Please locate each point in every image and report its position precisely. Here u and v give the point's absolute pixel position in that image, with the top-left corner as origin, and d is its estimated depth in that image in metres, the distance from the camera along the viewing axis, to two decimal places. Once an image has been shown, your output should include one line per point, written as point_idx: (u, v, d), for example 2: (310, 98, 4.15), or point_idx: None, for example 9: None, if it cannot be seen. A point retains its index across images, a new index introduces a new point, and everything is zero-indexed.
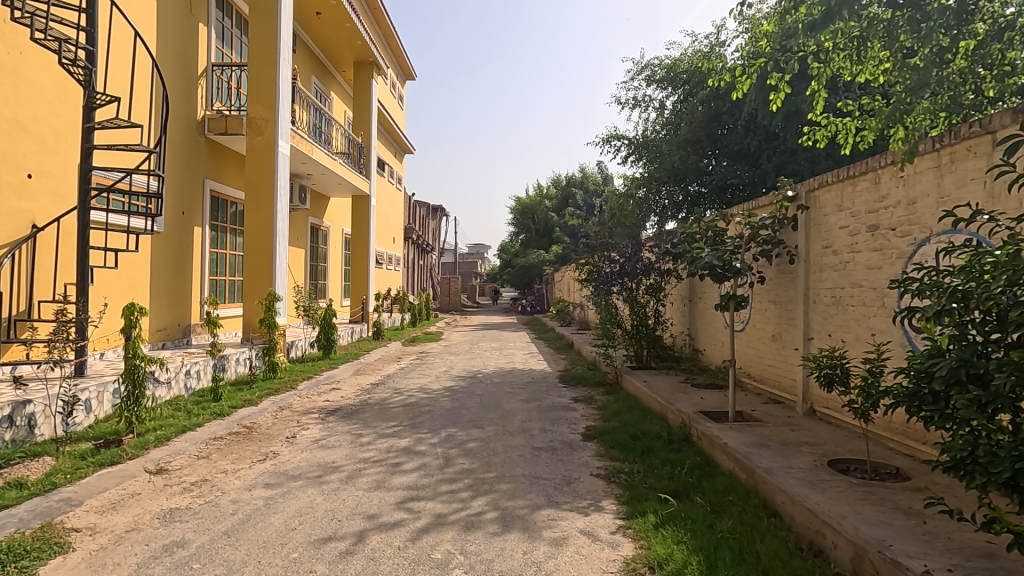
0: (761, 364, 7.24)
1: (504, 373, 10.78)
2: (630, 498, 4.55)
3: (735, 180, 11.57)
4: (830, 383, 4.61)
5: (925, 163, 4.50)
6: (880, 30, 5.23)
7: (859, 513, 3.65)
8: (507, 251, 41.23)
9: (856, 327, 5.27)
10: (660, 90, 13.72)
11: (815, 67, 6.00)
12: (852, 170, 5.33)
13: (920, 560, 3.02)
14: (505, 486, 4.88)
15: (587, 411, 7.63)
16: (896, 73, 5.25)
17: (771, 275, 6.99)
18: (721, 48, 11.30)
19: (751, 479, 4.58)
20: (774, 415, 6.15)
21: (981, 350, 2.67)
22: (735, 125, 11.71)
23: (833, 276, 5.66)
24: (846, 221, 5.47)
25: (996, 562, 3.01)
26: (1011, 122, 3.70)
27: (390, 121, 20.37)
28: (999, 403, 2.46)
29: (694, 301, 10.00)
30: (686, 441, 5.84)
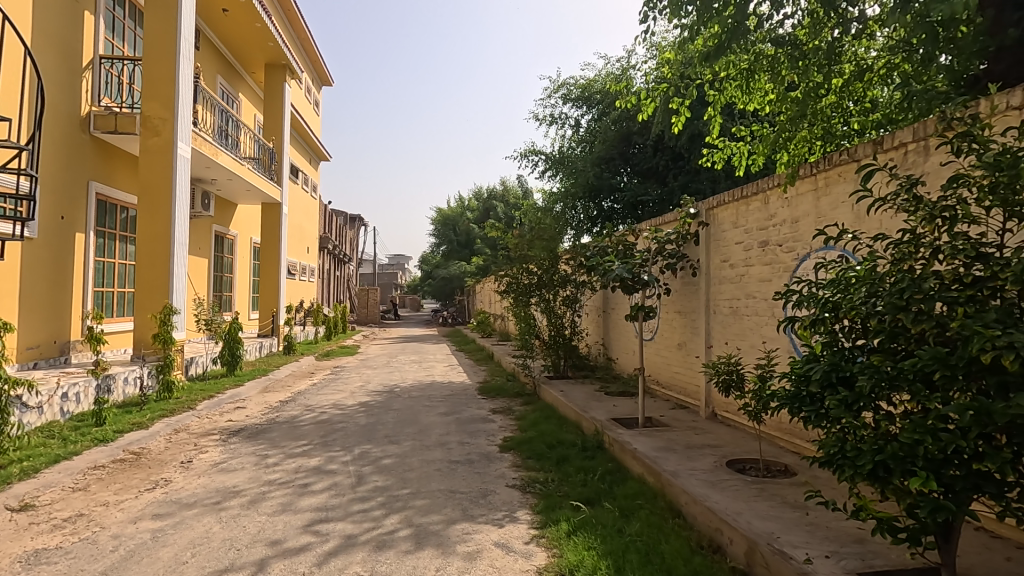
0: (669, 371, 7.61)
1: (422, 386, 10.59)
2: (544, 507, 4.61)
3: (644, 197, 12.17)
4: (727, 387, 4.95)
5: (805, 186, 4.96)
6: (765, 64, 5.56)
7: (753, 508, 3.94)
8: (427, 262, 40.77)
9: (751, 335, 5.68)
10: (576, 108, 14.21)
11: (712, 94, 6.32)
12: (746, 190, 5.79)
13: (802, 549, 3.34)
14: (419, 502, 4.78)
15: (505, 422, 7.66)
16: (780, 104, 5.70)
17: (677, 287, 7.40)
18: (632, 71, 11.82)
19: (658, 483, 4.79)
20: (680, 419, 6.49)
21: (849, 355, 2.97)
22: (644, 144, 12.29)
23: (731, 289, 6.09)
24: (741, 237, 5.92)
25: (866, 546, 3.38)
26: (872, 151, 4.18)
27: (305, 126, 19.60)
28: (862, 402, 2.74)
29: (607, 311, 10.37)
30: (599, 448, 6.00)
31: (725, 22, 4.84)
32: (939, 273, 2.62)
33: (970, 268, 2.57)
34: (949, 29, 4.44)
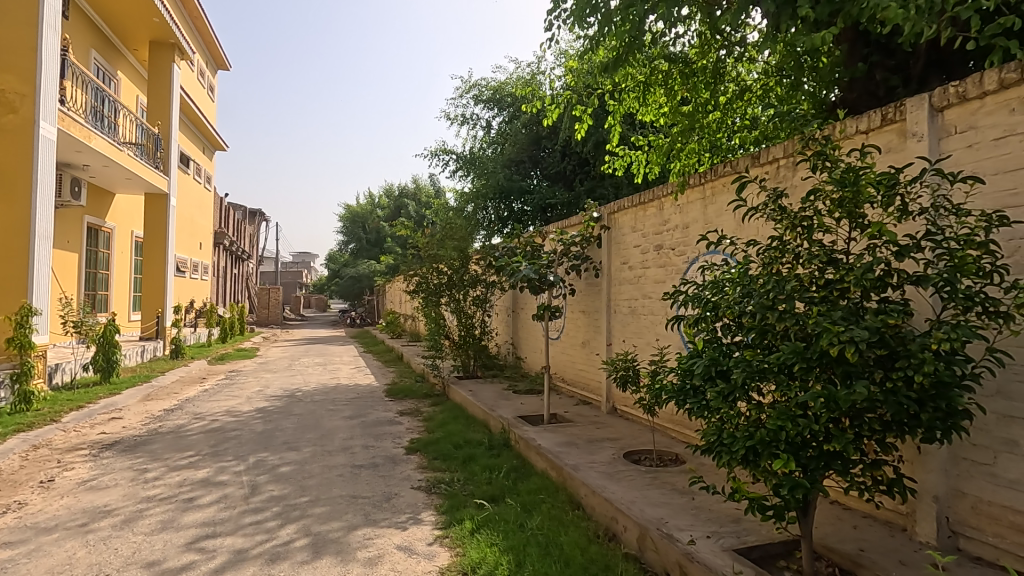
0: (573, 368, 7.87)
1: (326, 389, 10.17)
2: (449, 507, 4.60)
3: (552, 200, 12.49)
4: (625, 382, 5.23)
5: (694, 195, 5.34)
6: (659, 78, 5.89)
7: (645, 496, 4.19)
8: (334, 261, 39.21)
9: (647, 334, 6.03)
10: (487, 110, 14.31)
11: (612, 104, 6.61)
12: (643, 196, 6.14)
13: (687, 531, 3.61)
14: (319, 510, 4.60)
15: (412, 424, 7.55)
16: (673, 116, 6.08)
17: (581, 287, 7.69)
18: (542, 77, 12.10)
19: (560, 477, 4.95)
20: (583, 415, 6.75)
21: (726, 350, 3.25)
22: (553, 149, 12.64)
23: (629, 289, 6.42)
24: (639, 241, 6.26)
25: (741, 525, 3.72)
26: (750, 165, 4.59)
27: (198, 112, 18.13)
28: (736, 393, 3.01)
29: (516, 311, 10.55)
30: (505, 446, 6.10)
31: (622, 36, 5.06)
32: (798, 276, 2.94)
33: (824, 271, 2.91)
34: (814, 58, 4.95)
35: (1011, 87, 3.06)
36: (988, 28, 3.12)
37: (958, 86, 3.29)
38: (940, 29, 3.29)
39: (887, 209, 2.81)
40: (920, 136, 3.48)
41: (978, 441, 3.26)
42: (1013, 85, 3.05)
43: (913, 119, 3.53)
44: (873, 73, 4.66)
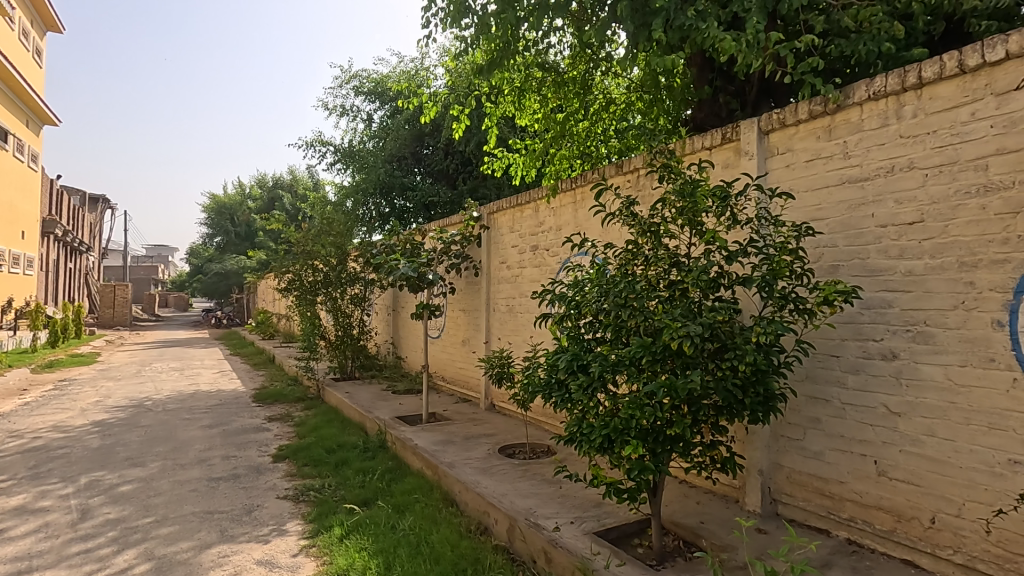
0: (453, 367, 7.90)
1: (182, 397, 9.22)
2: (317, 515, 4.41)
3: (435, 198, 12.43)
4: (500, 379, 5.37)
5: (566, 199, 5.61)
6: (533, 84, 6.10)
7: (516, 489, 4.34)
8: (197, 255, 35.64)
9: (522, 331, 6.23)
10: (368, 102, 13.87)
11: (488, 106, 6.72)
12: (520, 198, 6.33)
13: (553, 518, 3.80)
14: (165, 530, 4.16)
15: (282, 430, 7.10)
16: (546, 123, 6.33)
17: (461, 286, 7.75)
18: (424, 73, 11.98)
19: (435, 475, 4.95)
20: (461, 413, 6.81)
21: (587, 346, 3.47)
22: (436, 147, 12.58)
23: (507, 288, 6.60)
24: (516, 241, 6.45)
25: (602, 508, 3.99)
26: (613, 173, 4.92)
27: (19, 78, 15.51)
28: (595, 385, 3.22)
29: (397, 310, 10.36)
30: (381, 448, 5.96)
31: (498, 40, 5.14)
32: (647, 277, 3.22)
33: (669, 273, 3.21)
34: (669, 78, 5.42)
35: (817, 117, 3.61)
36: (799, 65, 3.66)
37: (779, 113, 3.82)
38: (765, 63, 3.78)
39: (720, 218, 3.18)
40: (751, 155, 3.98)
41: (791, 419, 3.81)
42: (819, 115, 3.61)
43: (746, 140, 4.03)
44: (716, 95, 5.11)
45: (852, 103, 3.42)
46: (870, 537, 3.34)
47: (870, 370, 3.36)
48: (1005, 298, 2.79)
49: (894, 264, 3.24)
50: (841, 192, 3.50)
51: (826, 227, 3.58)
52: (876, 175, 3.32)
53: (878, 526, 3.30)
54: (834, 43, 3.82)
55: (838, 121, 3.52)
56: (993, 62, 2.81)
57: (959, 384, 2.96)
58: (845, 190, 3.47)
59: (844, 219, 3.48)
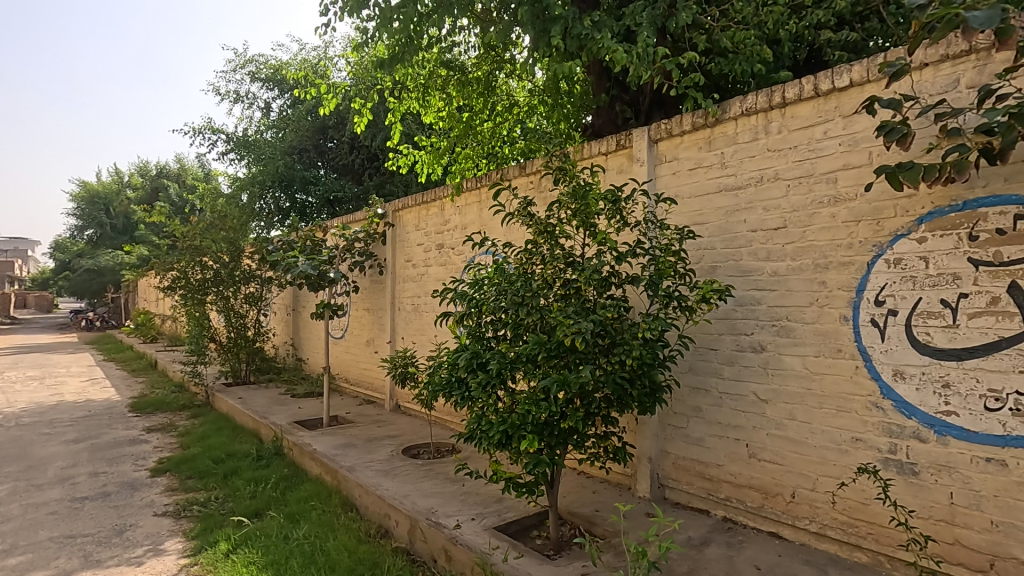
0: (357, 368, 7.66)
1: (42, 409, 8.18)
2: (200, 530, 4.09)
3: (338, 193, 12.00)
4: (403, 379, 5.29)
5: (471, 198, 5.63)
6: (438, 82, 6.06)
7: (418, 489, 4.30)
8: (64, 250, 31.74)
9: (427, 330, 6.18)
10: (265, 90, 13.08)
11: (391, 102, 6.58)
12: (425, 196, 6.27)
13: (454, 516, 3.81)
14: (14, 560, 3.68)
15: (163, 441, 6.52)
16: (451, 121, 6.30)
17: (365, 285, 7.54)
18: (327, 63, 11.52)
19: (334, 480, 4.78)
20: (364, 415, 6.63)
21: (487, 343, 3.51)
22: (340, 140, 12.13)
23: (413, 287, 6.51)
24: (422, 239, 6.38)
25: (502, 503, 4.05)
26: (516, 174, 5.01)
27: None
28: (494, 381, 3.27)
29: (297, 310, 9.86)
30: (276, 455, 5.65)
31: (401, 35, 5.05)
32: (544, 276, 3.32)
33: (564, 272, 3.33)
34: (569, 83, 5.61)
35: (699, 129, 3.91)
36: (684, 80, 3.96)
37: (666, 124, 4.08)
38: (654, 75, 4.03)
39: (611, 220, 3.36)
40: (642, 161, 4.23)
41: (676, 409, 4.08)
42: (700, 127, 3.91)
43: (637, 148, 4.27)
44: (613, 103, 5.34)
45: (728, 118, 3.73)
46: (742, 513, 3.67)
47: (743, 361, 3.69)
48: (849, 296, 3.18)
49: (763, 265, 3.57)
50: (719, 199, 3.81)
51: (706, 231, 3.88)
52: (748, 184, 3.64)
53: (750, 503, 3.63)
54: (714, 61, 4.16)
55: (716, 133, 3.82)
56: (841, 87, 3.18)
57: (814, 372, 3.33)
58: (722, 197, 3.79)
59: (722, 223, 3.79)
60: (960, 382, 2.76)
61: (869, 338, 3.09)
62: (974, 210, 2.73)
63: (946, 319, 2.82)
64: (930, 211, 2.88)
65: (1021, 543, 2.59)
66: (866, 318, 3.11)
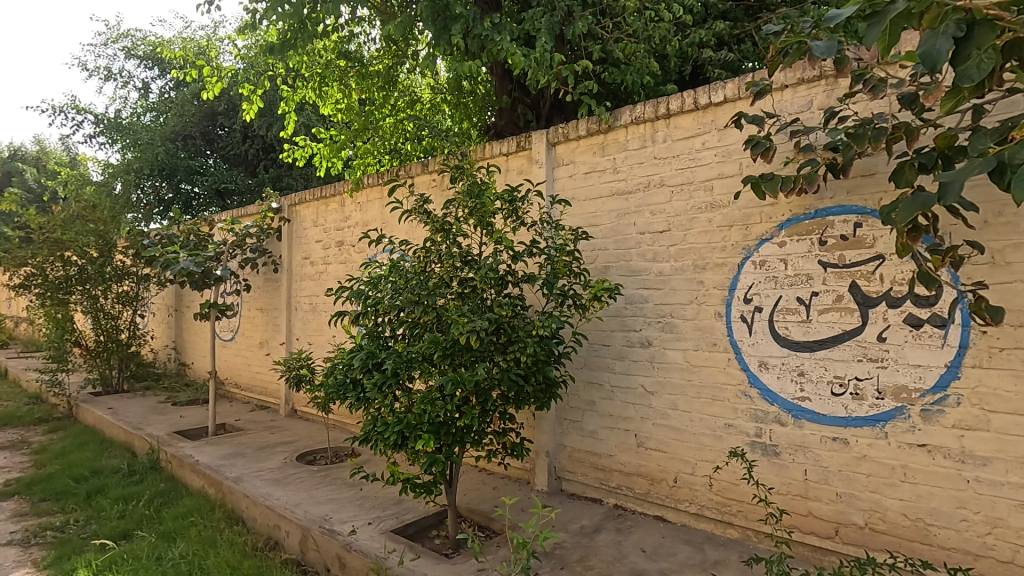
0: (249, 372, 7.19)
1: None
2: (54, 559, 3.64)
3: (230, 185, 11.23)
4: (298, 382, 5.05)
5: (372, 194, 5.48)
6: (336, 72, 5.84)
7: (312, 497, 4.12)
8: None
9: (326, 331, 5.94)
10: (144, 68, 11.89)
11: (285, 90, 6.24)
12: (324, 191, 6.01)
13: (349, 522, 3.69)
14: None
15: (12, 460, 5.73)
16: (350, 114, 6.10)
17: (258, 283, 7.09)
18: (217, 44, 10.70)
19: (218, 493, 4.45)
20: (256, 421, 6.24)
21: (383, 343, 3.44)
22: (232, 128, 11.32)
23: (310, 285, 6.22)
24: (320, 235, 6.12)
25: (401, 504, 3.98)
26: (419, 171, 4.95)
27: None
28: (390, 382, 3.22)
29: (180, 310, 9.07)
30: (152, 469, 5.17)
31: (294, 21, 4.82)
32: (440, 274, 3.31)
33: (460, 270, 3.34)
34: (472, 83, 5.64)
35: (593, 134, 4.08)
36: (580, 87, 4.14)
37: (564, 128, 4.22)
38: (551, 80, 4.15)
39: (507, 220, 3.42)
40: (541, 163, 4.34)
41: (572, 403, 4.24)
42: (594, 133, 4.08)
43: (536, 150, 4.38)
44: (515, 106, 5.43)
45: (620, 125, 3.92)
46: (631, 500, 3.88)
47: (632, 356, 3.90)
48: (723, 294, 3.46)
49: (650, 266, 3.80)
50: (611, 202, 4.00)
51: (599, 233, 4.06)
52: (637, 189, 3.86)
53: (638, 490, 3.85)
54: (607, 70, 4.37)
55: (609, 139, 4.01)
56: (716, 102, 3.46)
57: (693, 364, 3.59)
58: (614, 201, 3.98)
59: (614, 226, 3.98)
60: (812, 370, 3.11)
61: (739, 333, 3.39)
62: (824, 218, 3.07)
63: (801, 314, 3.16)
64: (789, 218, 3.20)
65: (859, 510, 2.96)
66: (736, 315, 3.40)
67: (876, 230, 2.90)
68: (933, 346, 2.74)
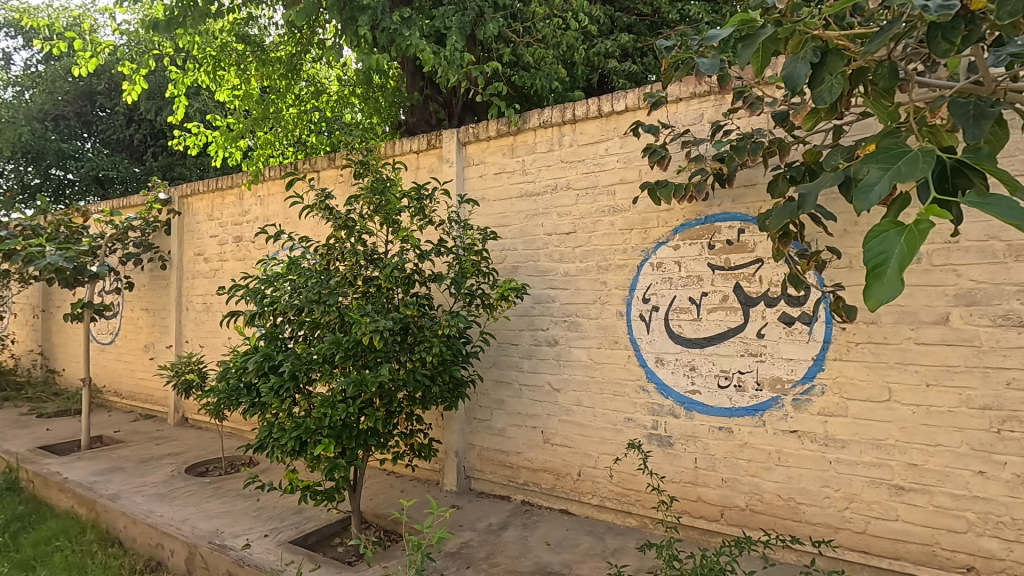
0: (131, 379, 6.56)
1: None
2: None
3: (110, 172, 10.18)
4: (188, 388, 4.67)
5: (274, 187, 5.20)
6: (233, 56, 5.50)
7: (201, 511, 3.83)
8: None
9: (222, 333, 5.54)
10: (3, 37, 10.49)
11: (173, 72, 5.76)
12: (220, 182, 5.61)
13: (243, 536, 3.47)
14: None
15: None
16: (247, 102, 5.73)
17: (143, 281, 6.48)
18: (95, 16, 9.66)
19: (90, 513, 4.01)
20: (139, 432, 5.70)
21: (281, 345, 3.27)
22: (113, 110, 10.26)
23: (203, 283, 5.78)
24: (215, 230, 5.70)
25: (302, 513, 3.80)
26: (324, 165, 4.76)
27: None
28: (288, 385, 3.07)
29: (48, 311, 8.09)
30: (8, 490, 4.56)
31: None
32: (343, 272, 3.20)
33: (365, 269, 3.24)
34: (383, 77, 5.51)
35: (503, 136, 4.13)
36: (489, 89, 4.20)
37: (474, 128, 4.23)
38: (461, 79, 4.15)
39: (414, 218, 3.37)
40: (451, 163, 4.32)
41: (481, 403, 4.25)
42: (504, 135, 4.13)
43: (447, 149, 4.35)
44: (427, 103, 5.37)
45: (528, 128, 3.99)
46: (538, 495, 3.96)
47: (539, 355, 3.98)
48: (624, 294, 3.63)
49: (556, 266, 3.90)
50: (520, 204, 4.06)
51: (508, 233, 4.11)
52: (544, 191, 3.95)
53: (544, 486, 3.94)
54: (517, 74, 4.43)
55: (518, 141, 4.07)
56: (618, 110, 3.62)
57: (596, 361, 3.73)
58: (523, 202, 4.05)
59: (522, 226, 4.04)
60: (701, 366, 3.33)
61: (638, 331, 3.57)
62: (712, 224, 3.31)
63: (693, 313, 3.37)
64: (682, 223, 3.41)
65: (741, 493, 3.21)
66: (636, 314, 3.58)
67: (756, 236, 3.17)
68: (802, 341, 3.03)
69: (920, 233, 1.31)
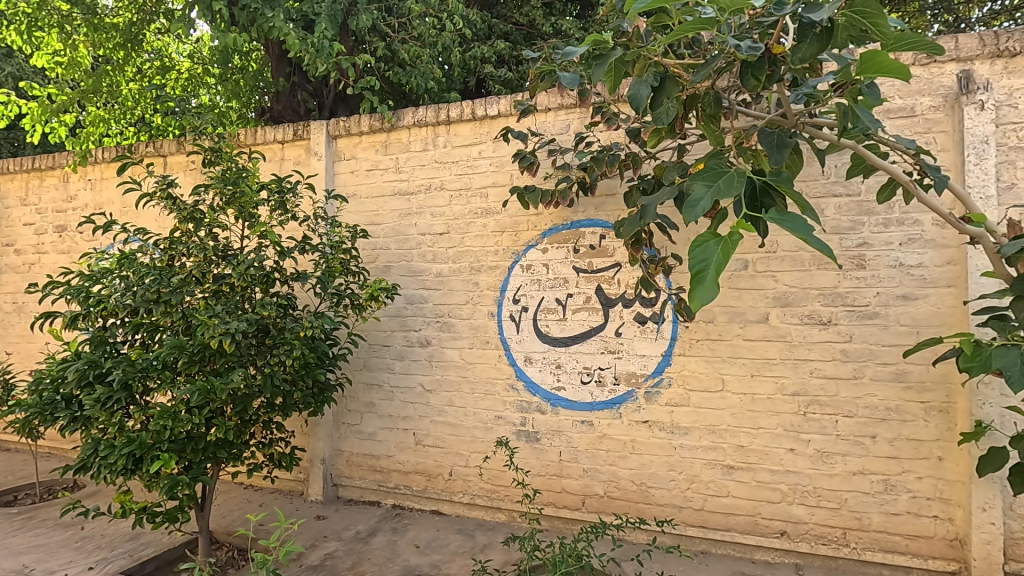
0: None
1: None
2: None
3: None
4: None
5: (109, 171, 4.57)
6: (53, 17, 4.76)
7: (5, 548, 3.26)
8: None
9: (39, 337, 4.76)
10: None
11: None
12: (37, 161, 4.81)
13: (59, 572, 3.01)
14: None
15: None
16: (69, 70, 4.94)
17: None
18: None
19: None
20: None
21: (110, 350, 2.88)
22: None
23: (14, 279, 4.92)
24: (31, 217, 4.88)
25: (138, 539, 3.38)
26: (172, 150, 4.28)
27: None
28: (118, 396, 2.70)
29: None
30: None
31: None
32: (188, 269, 2.90)
33: (215, 266, 2.96)
34: (244, 58, 5.09)
35: (376, 132, 4.02)
36: (360, 83, 4.07)
37: (345, 121, 4.06)
38: (331, 70, 3.97)
39: (274, 213, 3.15)
40: (320, 156, 4.10)
41: (350, 407, 4.10)
42: (377, 131, 4.02)
43: (315, 141, 4.12)
44: (294, 91, 5.07)
45: (402, 126, 3.93)
46: (409, 498, 3.91)
47: (412, 356, 3.93)
48: (495, 295, 3.70)
49: (429, 266, 3.88)
50: (393, 202, 3.98)
51: (381, 232, 4.01)
52: (418, 191, 3.91)
53: (415, 488, 3.89)
54: (392, 69, 4.34)
55: (392, 139, 3.99)
56: (491, 115, 3.68)
57: (468, 362, 3.77)
58: (396, 201, 3.97)
59: (395, 225, 3.96)
60: (566, 363, 3.51)
61: (508, 331, 3.67)
62: (577, 229, 3.50)
63: (559, 313, 3.54)
64: (550, 227, 3.57)
65: (601, 481, 3.43)
66: (506, 314, 3.67)
67: (615, 241, 3.41)
68: (653, 338, 3.32)
69: (733, 244, 1.50)
